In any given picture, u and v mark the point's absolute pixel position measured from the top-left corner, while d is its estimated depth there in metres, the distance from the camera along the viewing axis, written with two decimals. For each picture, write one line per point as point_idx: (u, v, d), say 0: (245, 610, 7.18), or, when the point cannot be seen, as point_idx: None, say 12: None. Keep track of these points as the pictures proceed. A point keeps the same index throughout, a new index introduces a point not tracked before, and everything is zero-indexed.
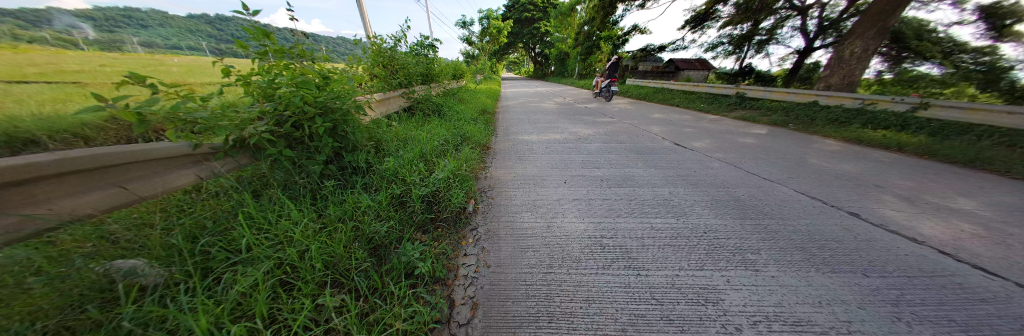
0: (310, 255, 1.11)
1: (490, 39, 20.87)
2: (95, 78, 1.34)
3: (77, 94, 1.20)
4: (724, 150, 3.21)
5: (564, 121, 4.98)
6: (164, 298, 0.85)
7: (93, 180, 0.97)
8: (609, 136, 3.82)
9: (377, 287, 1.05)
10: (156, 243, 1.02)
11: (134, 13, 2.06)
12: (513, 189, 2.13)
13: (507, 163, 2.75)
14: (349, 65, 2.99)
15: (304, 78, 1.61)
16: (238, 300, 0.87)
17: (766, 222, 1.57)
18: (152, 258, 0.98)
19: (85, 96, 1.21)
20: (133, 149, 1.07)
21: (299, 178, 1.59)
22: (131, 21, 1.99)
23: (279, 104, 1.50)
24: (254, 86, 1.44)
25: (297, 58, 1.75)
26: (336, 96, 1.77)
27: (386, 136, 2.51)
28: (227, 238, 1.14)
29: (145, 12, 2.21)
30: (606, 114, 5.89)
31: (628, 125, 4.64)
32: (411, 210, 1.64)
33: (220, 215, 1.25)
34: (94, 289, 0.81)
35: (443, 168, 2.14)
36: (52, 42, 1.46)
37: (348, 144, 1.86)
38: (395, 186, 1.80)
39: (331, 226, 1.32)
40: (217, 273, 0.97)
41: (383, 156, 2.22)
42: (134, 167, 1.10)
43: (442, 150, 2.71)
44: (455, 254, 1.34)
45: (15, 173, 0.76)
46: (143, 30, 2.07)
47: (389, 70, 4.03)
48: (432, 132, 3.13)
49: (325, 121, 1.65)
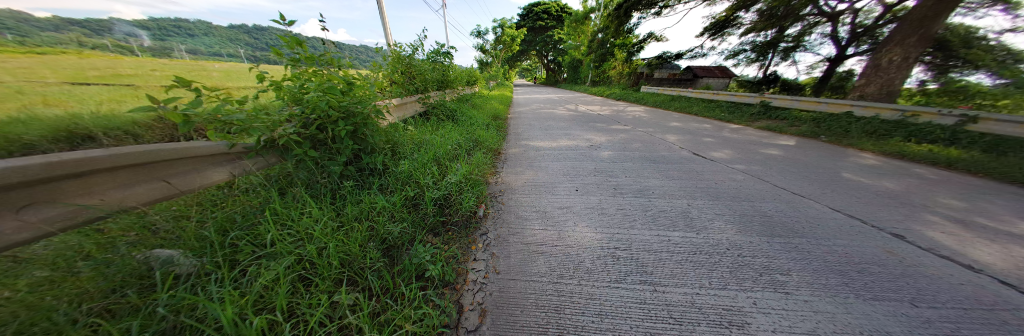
0: (328, 253, 1.14)
1: (503, 47, 21.34)
2: (145, 81, 1.48)
3: (131, 95, 1.34)
4: (746, 161, 3.07)
5: (577, 127, 4.96)
6: (195, 287, 0.90)
7: (138, 175, 1.06)
8: (623, 143, 3.74)
9: (389, 287, 1.07)
10: (190, 234, 1.09)
11: (185, 24, 2.31)
12: (524, 196, 2.10)
13: (518, 170, 2.74)
14: (371, 71, 3.17)
15: (330, 84, 1.72)
16: (261, 292, 0.91)
17: (798, 241, 1.47)
18: (187, 248, 1.05)
19: (135, 97, 1.34)
20: (177, 147, 1.17)
21: (321, 178, 1.66)
22: (182, 31, 2.23)
23: (307, 108, 1.59)
24: (285, 90, 1.56)
25: (326, 66, 1.87)
26: (358, 101, 1.87)
27: (403, 139, 2.59)
28: (253, 232, 1.20)
29: (194, 23, 2.48)
30: (620, 121, 5.78)
31: (643, 133, 4.52)
32: (424, 212, 1.67)
33: (249, 210, 1.32)
34: (133, 276, 0.88)
35: (455, 172, 2.17)
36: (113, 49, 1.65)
37: (366, 146, 1.94)
38: (409, 189, 1.84)
39: (348, 225, 1.36)
40: (243, 265, 1.02)
41: (399, 158, 2.28)
42: (178, 163, 1.20)
43: (454, 154, 2.76)
44: (465, 258, 1.35)
45: (72, 167, 0.85)
46: (191, 39, 2.31)
47: (408, 77, 4.22)
48: (445, 136, 3.20)
49: (347, 125, 1.74)
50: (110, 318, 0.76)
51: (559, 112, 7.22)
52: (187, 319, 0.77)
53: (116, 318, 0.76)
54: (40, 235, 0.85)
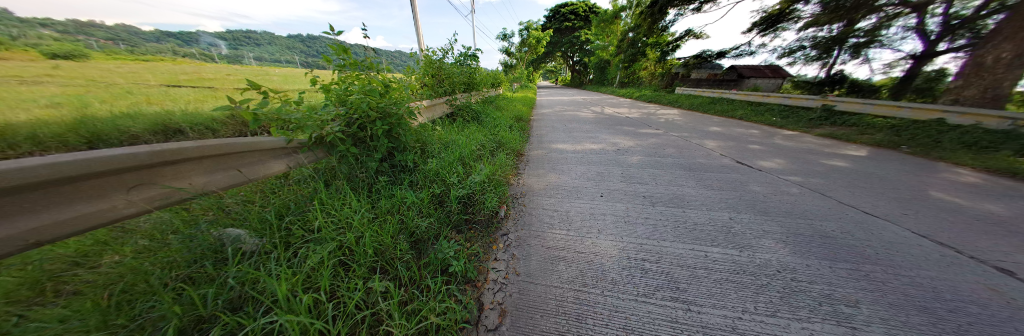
0: (364, 242, 1.24)
1: (529, 49, 21.43)
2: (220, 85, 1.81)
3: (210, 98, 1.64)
4: (801, 172, 2.72)
5: (603, 131, 4.79)
6: (257, 262, 1.03)
7: (216, 164, 1.24)
8: (654, 148, 3.53)
9: (415, 279, 1.12)
10: (255, 217, 1.26)
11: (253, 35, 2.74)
12: (546, 199, 2.07)
13: (540, 172, 2.72)
14: (405, 74, 3.39)
15: (371, 87, 1.87)
16: (309, 272, 1.01)
17: (868, 269, 1.26)
18: (252, 229, 1.21)
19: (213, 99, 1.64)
20: (246, 141, 1.35)
21: (360, 172, 1.80)
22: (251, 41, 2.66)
23: (350, 108, 1.75)
24: (333, 93, 1.73)
25: (367, 71, 2.04)
26: (394, 102, 2.00)
27: (431, 139, 2.71)
28: (303, 218, 1.34)
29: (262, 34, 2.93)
30: (651, 125, 5.46)
31: (677, 138, 4.22)
32: (449, 209, 1.73)
33: (301, 199, 1.48)
34: (210, 249, 1.03)
35: (479, 172, 2.22)
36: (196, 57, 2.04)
37: (399, 145, 2.06)
38: (436, 186, 1.92)
39: (382, 217, 1.46)
40: (295, 247, 1.15)
41: (427, 157, 2.40)
42: (247, 155, 1.39)
43: (478, 155, 2.83)
44: (486, 257, 1.37)
45: (169, 155, 1.02)
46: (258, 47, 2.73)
47: (437, 79, 4.44)
48: (470, 136, 3.30)
49: (383, 124, 1.87)
50: (192, 283, 0.93)
51: (585, 115, 7.03)
52: (250, 290, 0.90)
53: (196, 284, 0.92)
54: (148, 211, 1.04)
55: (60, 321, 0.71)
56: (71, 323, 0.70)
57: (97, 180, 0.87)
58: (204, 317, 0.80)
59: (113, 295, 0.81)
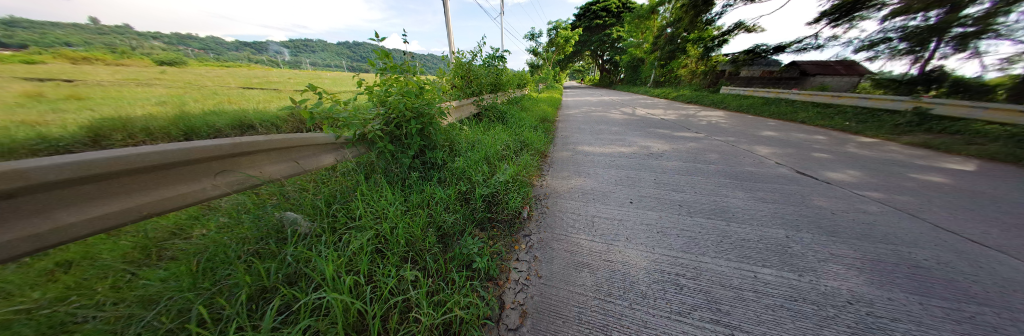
0: (397, 232, 1.33)
1: (557, 49, 21.16)
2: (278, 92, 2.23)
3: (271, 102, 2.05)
4: (880, 187, 2.30)
5: (634, 133, 4.54)
6: (308, 243, 1.17)
7: (279, 156, 1.43)
8: (692, 154, 3.26)
9: (442, 271, 1.18)
10: (307, 203, 1.42)
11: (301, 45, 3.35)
12: (570, 203, 2.02)
13: (565, 174, 2.66)
14: (437, 76, 3.56)
15: (407, 88, 2.00)
16: (350, 256, 1.11)
17: (978, 310, 1.01)
18: (305, 213, 1.37)
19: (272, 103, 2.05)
20: (302, 136, 1.55)
21: (394, 168, 1.93)
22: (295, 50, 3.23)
23: (389, 108, 1.90)
24: (375, 94, 1.89)
25: (405, 73, 2.19)
26: (427, 103, 2.12)
27: (459, 138, 2.81)
28: (346, 206, 1.48)
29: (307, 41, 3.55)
30: (689, 128, 5.04)
31: (719, 143, 3.84)
32: (474, 207, 1.78)
33: (345, 189, 1.64)
34: (273, 229, 1.20)
35: (504, 171, 2.24)
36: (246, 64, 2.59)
37: (430, 143, 2.16)
38: (462, 184, 1.99)
39: (413, 211, 1.55)
40: (338, 232, 1.27)
41: (455, 155, 2.48)
42: (303, 148, 1.58)
43: (503, 154, 2.86)
44: (509, 257, 1.38)
45: (245, 147, 1.20)
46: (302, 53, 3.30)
47: (466, 80, 4.60)
48: (495, 136, 3.35)
49: (417, 124, 1.99)
50: (258, 256, 1.08)
51: (615, 116, 6.72)
52: (303, 268, 1.02)
53: (262, 258, 1.07)
54: (229, 194, 1.22)
55: (167, 281, 0.88)
56: (172, 283, 0.86)
57: (194, 166, 1.06)
58: (267, 287, 0.93)
59: (201, 262, 0.98)
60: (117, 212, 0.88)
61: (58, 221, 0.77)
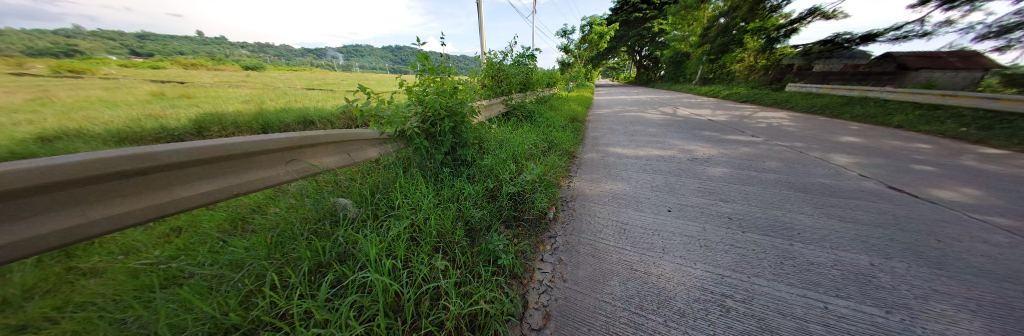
0: (429, 223, 1.41)
1: (589, 46, 20.46)
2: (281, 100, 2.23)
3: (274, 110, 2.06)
4: (1015, 213, 1.78)
5: (673, 135, 4.19)
6: (356, 227, 1.30)
7: (334, 148, 1.63)
8: (744, 160, 2.90)
9: (469, 264, 1.22)
10: (355, 191, 1.58)
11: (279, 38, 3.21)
12: (599, 207, 1.94)
13: (595, 177, 2.56)
14: (470, 76, 3.69)
15: (444, 88, 2.12)
16: (390, 242, 1.21)
17: None
18: (353, 200, 1.52)
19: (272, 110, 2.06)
20: (352, 132, 1.73)
21: (428, 163, 2.05)
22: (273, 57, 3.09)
23: (426, 107, 2.03)
24: (414, 94, 2.03)
25: (442, 74, 2.31)
26: (460, 102, 2.21)
27: (488, 136, 2.88)
28: (387, 195, 1.61)
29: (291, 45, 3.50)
30: (742, 131, 4.48)
31: (780, 149, 3.35)
32: (501, 204, 1.81)
33: (386, 180, 1.78)
34: (328, 212, 1.35)
35: (531, 171, 2.24)
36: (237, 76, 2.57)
37: (461, 141, 2.25)
38: (489, 181, 2.03)
39: (444, 204, 1.63)
40: (380, 219, 1.40)
41: (484, 152, 2.55)
42: (353, 143, 1.77)
43: (531, 154, 2.86)
44: (533, 257, 1.38)
45: (306, 139, 1.39)
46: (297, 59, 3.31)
47: (496, 80, 4.71)
48: (523, 135, 3.36)
49: (450, 122, 2.08)
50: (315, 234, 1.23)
51: (653, 116, 6.27)
52: (350, 248, 1.14)
53: (318, 236, 1.22)
54: (296, 180, 1.43)
55: (249, 250, 1.06)
56: (252, 253, 1.03)
57: (269, 155, 1.25)
58: (322, 263, 1.06)
59: (274, 236, 1.16)
60: (218, 190, 1.07)
61: (176, 194, 0.96)
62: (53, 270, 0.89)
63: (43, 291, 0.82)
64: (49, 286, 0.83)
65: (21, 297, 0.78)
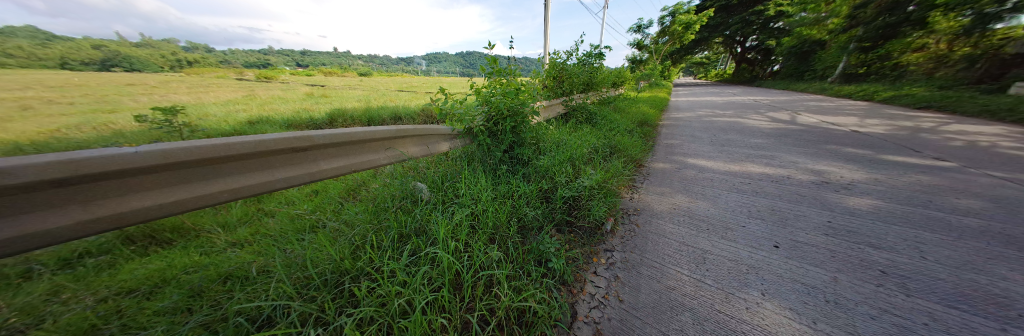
0: (487, 215, 1.49)
1: (669, 40, 18.00)
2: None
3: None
4: None
5: (782, 149, 3.29)
6: (429, 208, 1.49)
7: (417, 141, 1.92)
8: (908, 192, 2.03)
9: (520, 261, 1.24)
10: (428, 177, 1.82)
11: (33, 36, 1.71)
12: (669, 224, 1.69)
13: (666, 190, 2.25)
14: (532, 77, 3.75)
15: (509, 90, 2.24)
16: (454, 226, 1.34)
17: None
18: (428, 185, 1.75)
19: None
20: (431, 128, 2.02)
21: (488, 159, 2.19)
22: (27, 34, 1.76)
23: (491, 107, 2.19)
24: (482, 94, 2.21)
25: (509, 77, 2.41)
26: (522, 103, 2.28)
27: (546, 137, 2.85)
28: (453, 184, 1.79)
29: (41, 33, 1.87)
30: (911, 150, 3.15)
31: (989, 182, 2.21)
32: (553, 206, 1.78)
33: (454, 171, 1.98)
34: (409, 192, 1.60)
35: (589, 176, 2.12)
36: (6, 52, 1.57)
37: (519, 140, 2.32)
38: (545, 182, 2.01)
39: (500, 198, 1.71)
40: (447, 204, 1.56)
41: (541, 153, 2.54)
42: (431, 137, 2.06)
43: (589, 158, 2.70)
44: (585, 267, 1.30)
45: (397, 132, 1.69)
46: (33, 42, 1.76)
47: (558, 81, 4.68)
48: (582, 138, 3.20)
49: (511, 122, 2.18)
50: (401, 209, 1.48)
51: (756, 123, 5.04)
52: (424, 226, 1.31)
53: (401, 211, 1.45)
54: (391, 164, 1.75)
55: (358, 214, 1.36)
56: (358, 218, 1.31)
57: (373, 143, 1.58)
58: (401, 235, 1.25)
59: (373, 207, 1.44)
60: (342, 167, 1.41)
61: (318, 167, 1.31)
62: (250, 208, 1.51)
63: (244, 221, 1.39)
64: (247, 218, 1.42)
65: (235, 223, 1.37)
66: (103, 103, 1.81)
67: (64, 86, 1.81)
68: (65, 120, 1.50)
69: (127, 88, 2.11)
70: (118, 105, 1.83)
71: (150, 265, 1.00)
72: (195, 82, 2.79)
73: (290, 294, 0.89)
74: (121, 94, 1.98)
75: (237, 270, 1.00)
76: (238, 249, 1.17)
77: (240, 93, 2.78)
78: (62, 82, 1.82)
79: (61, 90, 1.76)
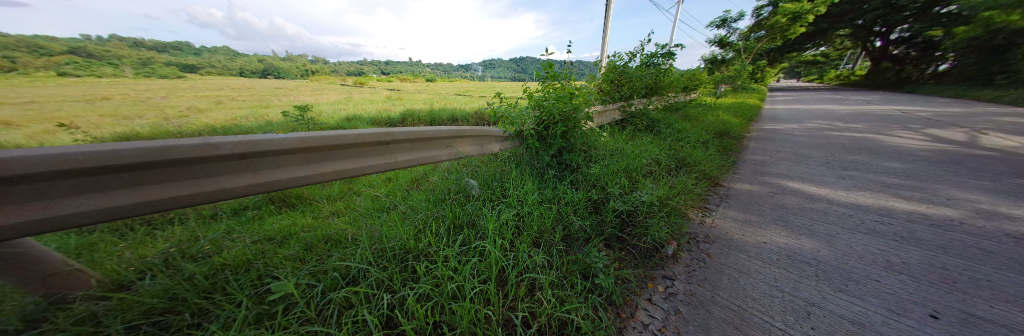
0: (532, 218, 1.49)
1: (764, 35, 14.97)
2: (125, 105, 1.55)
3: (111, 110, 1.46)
4: None
5: (948, 182, 2.35)
6: (480, 204, 1.58)
7: (472, 140, 2.07)
8: None
9: (564, 270, 1.19)
10: (480, 175, 1.93)
11: (170, 46, 2.34)
12: (752, 260, 1.39)
13: (749, 218, 1.86)
14: (589, 81, 3.62)
15: (564, 94, 2.20)
16: (502, 224, 1.39)
17: None
18: (480, 183, 1.85)
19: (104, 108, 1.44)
20: (485, 129, 2.15)
21: (536, 162, 2.19)
22: (188, 51, 2.48)
23: (543, 111, 2.22)
24: (535, 99, 2.25)
25: (564, 81, 2.38)
26: (576, 107, 2.21)
27: (599, 144, 2.70)
28: (502, 183, 1.86)
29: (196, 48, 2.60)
30: None
31: None
32: (604, 218, 1.66)
33: (503, 171, 2.04)
34: (463, 187, 1.73)
35: (648, 190, 1.91)
36: (185, 63, 2.27)
37: (570, 145, 2.25)
38: (595, 192, 1.90)
39: (547, 203, 1.69)
40: (496, 202, 1.63)
41: (593, 160, 2.42)
42: (485, 138, 2.19)
43: (649, 170, 2.44)
44: (638, 292, 1.17)
45: (455, 132, 1.87)
46: (199, 57, 2.53)
47: (616, 85, 4.40)
48: (641, 147, 2.91)
49: (563, 126, 2.15)
50: (455, 201, 1.61)
51: (904, 143, 3.71)
52: (474, 220, 1.40)
53: (455, 203, 1.58)
54: (450, 160, 1.93)
55: (421, 202, 1.54)
56: (421, 206, 1.48)
57: (437, 140, 1.77)
58: (454, 226, 1.36)
59: (433, 197, 1.61)
60: (414, 161, 1.63)
61: (397, 159, 1.54)
62: (345, 186, 1.86)
63: (340, 196, 1.73)
64: (342, 194, 1.76)
65: (334, 197, 1.71)
66: (261, 100, 2.51)
67: (242, 88, 2.60)
68: (241, 112, 2.15)
69: (275, 90, 2.89)
70: (269, 102, 2.52)
71: (281, 222, 1.34)
72: (315, 87, 3.63)
73: (369, 261, 1.06)
74: (272, 95, 2.72)
75: (333, 235, 1.25)
76: (335, 217, 1.45)
77: (342, 96, 3.48)
78: (240, 86, 2.63)
79: (240, 91, 2.52)
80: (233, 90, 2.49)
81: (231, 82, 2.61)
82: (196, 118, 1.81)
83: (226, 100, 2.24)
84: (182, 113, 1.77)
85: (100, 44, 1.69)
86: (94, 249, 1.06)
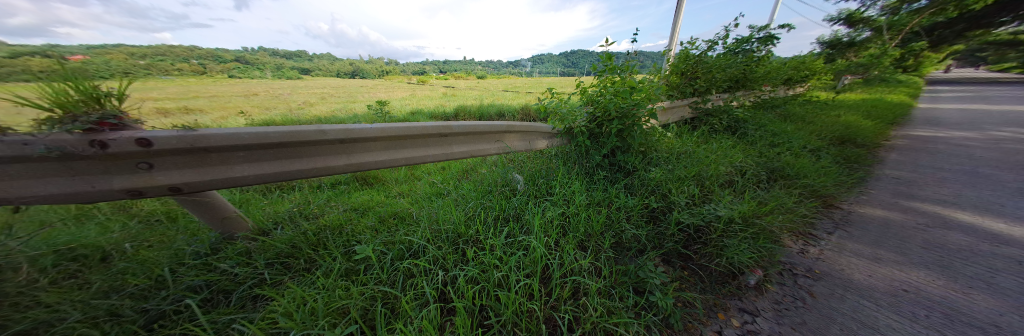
0: (580, 219, 1.42)
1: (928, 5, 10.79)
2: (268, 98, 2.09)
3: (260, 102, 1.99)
4: None
5: None
6: (527, 200, 1.58)
7: (521, 136, 2.08)
8: None
9: (612, 279, 1.11)
10: (527, 171, 1.93)
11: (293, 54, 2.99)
12: (881, 309, 1.04)
13: (879, 254, 1.40)
14: (653, 74, 3.22)
15: (623, 89, 2.01)
16: (547, 222, 1.36)
17: None
18: (527, 178, 1.86)
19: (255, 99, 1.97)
20: (535, 125, 2.14)
21: (586, 162, 2.08)
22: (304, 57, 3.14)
23: (597, 108, 2.09)
24: (588, 95, 2.12)
25: (623, 74, 2.17)
26: (637, 103, 1.99)
27: (662, 146, 2.40)
28: (549, 181, 1.83)
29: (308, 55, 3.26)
30: None
31: None
32: (664, 230, 1.48)
33: (551, 168, 2.00)
34: (511, 182, 1.76)
35: (723, 203, 1.61)
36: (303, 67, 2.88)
37: (627, 145, 2.06)
38: (653, 198, 1.70)
39: (596, 206, 1.59)
40: (543, 200, 1.60)
41: (652, 163, 2.16)
42: (534, 133, 2.17)
43: (725, 178, 2.05)
44: (703, 319, 1.01)
45: (506, 127, 1.91)
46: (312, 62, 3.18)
47: (688, 78, 3.80)
48: (716, 152, 2.47)
49: (618, 124, 1.99)
50: (502, 194, 1.65)
51: None
52: (520, 215, 1.41)
53: (502, 196, 1.62)
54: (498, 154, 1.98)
55: (471, 192, 1.63)
56: (472, 196, 1.56)
57: (488, 134, 1.84)
58: (501, 218, 1.39)
59: (483, 188, 1.69)
60: (466, 153, 1.74)
61: (453, 151, 1.66)
62: (409, 172, 2.10)
63: (404, 180, 1.96)
64: (406, 178, 1.99)
65: (400, 180, 1.95)
66: (351, 96, 3.02)
67: (338, 86, 3.18)
68: (336, 105, 2.64)
69: (360, 88, 3.44)
70: (355, 98, 3.02)
71: (361, 198, 1.59)
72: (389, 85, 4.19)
73: (428, 239, 1.18)
74: (358, 91, 3.25)
75: (399, 213, 1.42)
76: (401, 198, 1.66)
77: (409, 92, 3.93)
78: (337, 84, 3.22)
79: (337, 88, 3.10)
80: (332, 88, 3.06)
81: (331, 82, 3.21)
82: (308, 110, 2.30)
83: (327, 96, 2.79)
84: (300, 106, 2.28)
85: (254, 54, 2.29)
86: (249, 202, 1.48)
